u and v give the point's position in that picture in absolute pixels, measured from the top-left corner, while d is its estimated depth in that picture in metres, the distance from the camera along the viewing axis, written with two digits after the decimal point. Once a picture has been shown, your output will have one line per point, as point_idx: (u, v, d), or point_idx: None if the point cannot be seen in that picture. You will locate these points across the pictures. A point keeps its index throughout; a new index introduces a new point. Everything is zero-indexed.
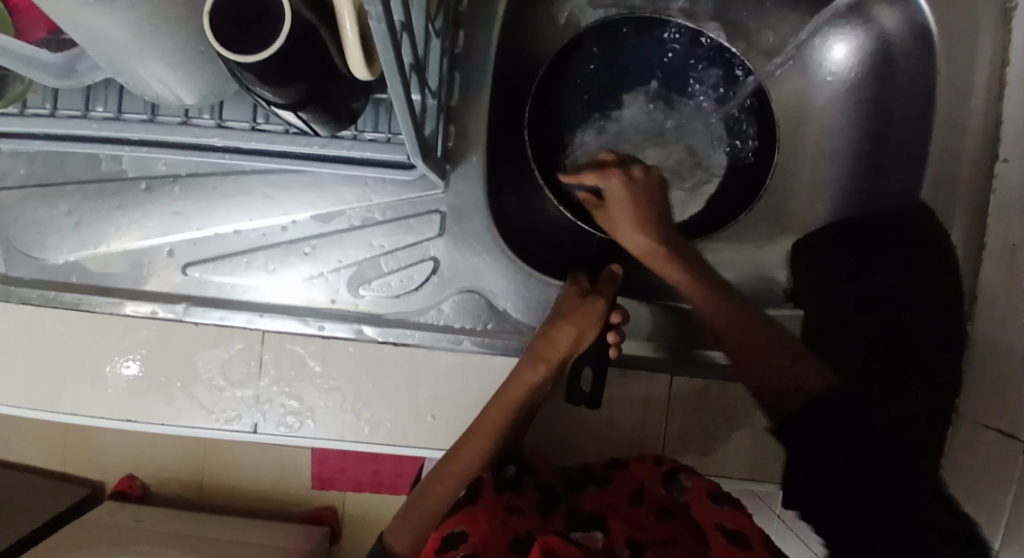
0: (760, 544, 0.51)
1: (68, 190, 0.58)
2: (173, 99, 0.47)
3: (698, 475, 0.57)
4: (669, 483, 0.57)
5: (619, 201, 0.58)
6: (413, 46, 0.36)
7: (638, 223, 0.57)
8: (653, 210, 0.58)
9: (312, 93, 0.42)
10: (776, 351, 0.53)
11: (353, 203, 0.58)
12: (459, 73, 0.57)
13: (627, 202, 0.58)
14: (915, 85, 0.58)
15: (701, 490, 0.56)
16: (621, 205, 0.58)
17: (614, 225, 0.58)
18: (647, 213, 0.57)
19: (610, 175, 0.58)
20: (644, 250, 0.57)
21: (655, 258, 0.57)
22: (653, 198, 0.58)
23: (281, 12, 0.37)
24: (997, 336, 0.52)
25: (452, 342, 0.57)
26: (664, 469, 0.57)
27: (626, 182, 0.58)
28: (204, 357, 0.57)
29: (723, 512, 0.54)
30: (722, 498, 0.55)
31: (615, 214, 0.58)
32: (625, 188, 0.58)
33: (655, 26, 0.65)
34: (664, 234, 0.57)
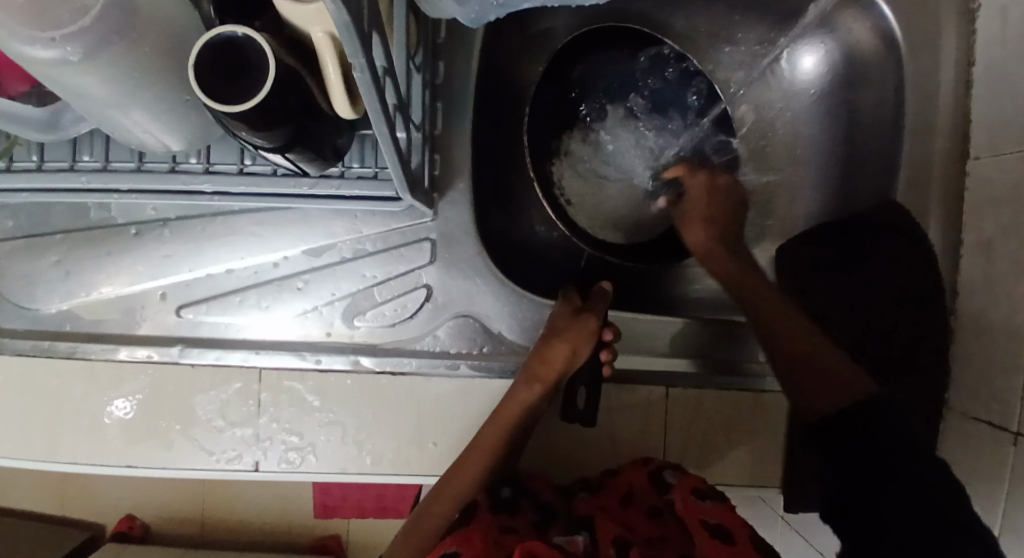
0: (746, 538, 0.49)
1: (57, 240, 0.58)
2: (160, 147, 0.48)
3: (683, 472, 0.57)
4: (656, 484, 0.56)
5: (700, 199, 0.62)
6: (397, 88, 0.37)
7: (703, 223, 0.61)
8: (728, 208, 0.62)
9: (298, 135, 0.42)
10: (802, 342, 0.53)
11: (343, 236, 0.59)
12: (441, 103, 0.57)
13: (703, 208, 0.62)
14: (883, 90, 0.59)
15: (685, 487, 0.55)
16: (701, 202, 0.62)
17: (687, 221, 0.62)
18: (717, 209, 0.62)
19: (700, 176, 0.64)
20: (708, 249, 0.60)
21: (711, 254, 0.59)
22: (730, 203, 0.62)
23: (264, 60, 0.38)
24: (979, 330, 0.53)
25: (450, 368, 0.58)
26: (652, 468, 0.57)
27: (708, 184, 0.63)
28: (202, 400, 0.57)
29: (709, 508, 0.52)
30: (707, 495, 0.54)
31: (693, 211, 0.62)
32: (707, 189, 0.63)
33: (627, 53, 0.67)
34: (724, 235, 0.60)
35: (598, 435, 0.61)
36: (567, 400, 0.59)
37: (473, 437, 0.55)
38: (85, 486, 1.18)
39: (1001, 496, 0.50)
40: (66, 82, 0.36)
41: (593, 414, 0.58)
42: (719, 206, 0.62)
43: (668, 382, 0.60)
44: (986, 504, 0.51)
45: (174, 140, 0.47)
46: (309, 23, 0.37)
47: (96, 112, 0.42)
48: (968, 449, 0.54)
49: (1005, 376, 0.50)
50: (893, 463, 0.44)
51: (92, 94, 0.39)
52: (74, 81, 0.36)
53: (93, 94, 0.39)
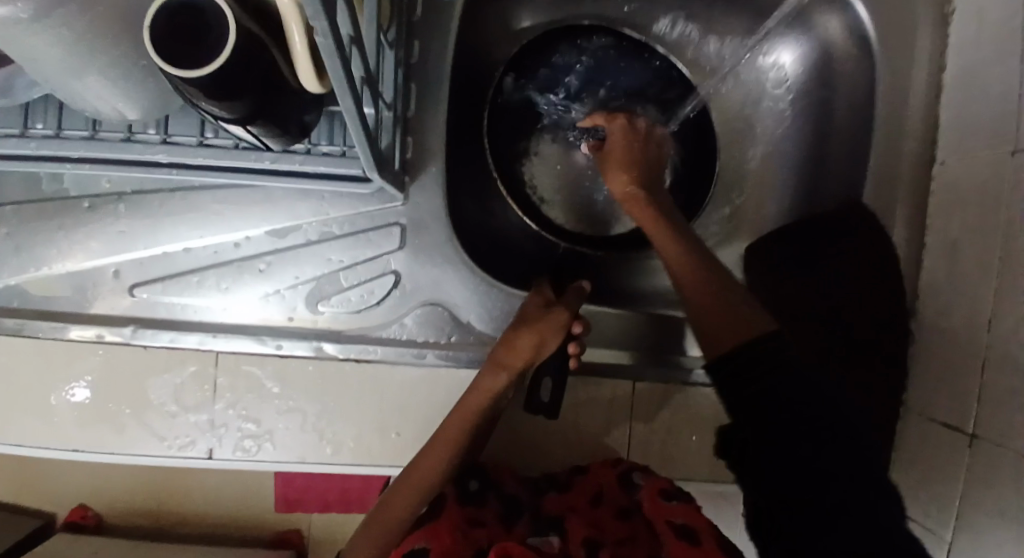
0: (710, 538, 0.51)
1: (3, 212, 0.55)
2: (115, 116, 0.45)
3: (652, 474, 0.57)
4: (625, 486, 0.56)
5: (620, 143, 0.58)
6: (364, 60, 0.36)
7: (621, 164, 0.56)
8: (648, 159, 0.57)
9: (261, 107, 0.41)
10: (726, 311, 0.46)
11: (309, 218, 0.57)
12: (415, 84, 0.56)
13: (621, 150, 0.57)
14: (856, 92, 0.60)
15: (655, 487, 0.55)
16: (622, 151, 0.57)
17: (607, 162, 0.57)
18: (639, 169, 0.56)
19: (618, 120, 0.59)
20: (630, 197, 0.55)
21: (689, 265, 0.50)
22: (648, 148, 0.58)
23: (226, 27, 0.36)
24: (940, 331, 0.54)
25: (416, 356, 0.57)
26: (620, 469, 0.57)
27: (626, 126, 0.59)
28: (155, 383, 0.55)
29: (676, 508, 0.53)
30: (674, 495, 0.54)
31: (615, 154, 0.57)
32: (624, 130, 0.59)
33: (610, 47, 0.67)
34: (649, 183, 0.56)
35: (564, 427, 0.60)
36: (534, 391, 0.58)
37: (437, 428, 0.54)
38: (35, 475, 1.13)
39: (956, 495, 0.51)
40: (7, 37, 0.34)
41: (557, 405, 0.57)
42: (636, 154, 0.57)
43: (634, 375, 0.60)
44: (941, 503, 0.52)
45: (130, 109, 0.45)
46: None
47: (49, 78, 0.40)
48: (926, 449, 0.55)
49: (962, 378, 0.51)
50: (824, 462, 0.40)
51: (41, 57, 0.37)
52: (20, 42, 0.34)
53: (43, 58, 0.36)
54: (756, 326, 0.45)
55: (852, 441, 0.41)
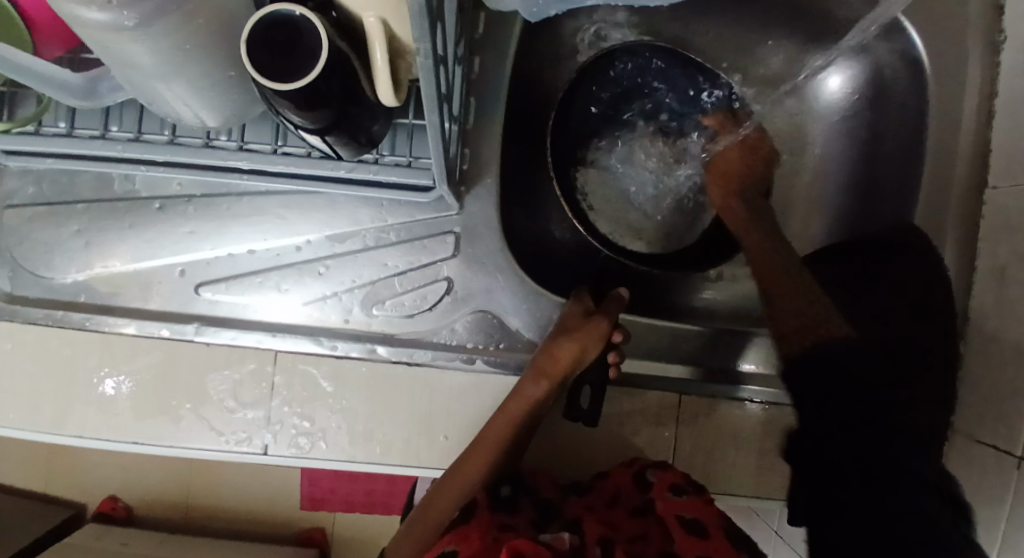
0: (716, 528, 0.55)
1: (78, 210, 0.58)
2: (196, 122, 0.48)
3: (663, 469, 0.57)
4: (637, 484, 0.57)
5: (728, 158, 0.65)
6: (447, 77, 0.37)
7: (725, 176, 0.64)
8: (755, 166, 0.64)
9: (339, 118, 0.43)
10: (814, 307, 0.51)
11: (368, 224, 0.58)
12: (475, 98, 0.58)
13: (733, 163, 0.65)
14: (907, 115, 0.61)
15: (664, 484, 0.55)
16: (733, 160, 0.65)
17: (721, 176, 0.64)
18: (744, 167, 0.64)
19: (729, 133, 0.66)
20: (724, 201, 0.63)
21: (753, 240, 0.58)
22: (757, 158, 0.65)
23: (316, 42, 0.38)
24: (989, 355, 0.54)
25: (465, 362, 0.58)
26: (634, 470, 0.57)
27: (739, 143, 0.65)
28: (215, 378, 0.56)
29: (685, 503, 0.55)
30: (684, 490, 0.55)
31: (722, 166, 0.65)
32: (738, 146, 0.65)
33: (675, 63, 0.67)
34: (753, 190, 0.63)
35: (606, 437, 0.61)
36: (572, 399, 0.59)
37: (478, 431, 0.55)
38: (72, 464, 1.16)
39: (1002, 518, 0.51)
40: (116, 48, 0.36)
41: (596, 414, 0.58)
42: (745, 167, 0.64)
43: (681, 387, 0.61)
44: (988, 525, 0.52)
45: (211, 117, 0.47)
46: (361, 6, 0.37)
47: (137, 83, 0.42)
48: (972, 471, 0.55)
49: (1012, 400, 0.51)
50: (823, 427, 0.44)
51: (140, 64, 0.39)
52: (125, 50, 0.36)
53: (141, 65, 0.38)
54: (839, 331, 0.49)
55: (886, 441, 0.42)
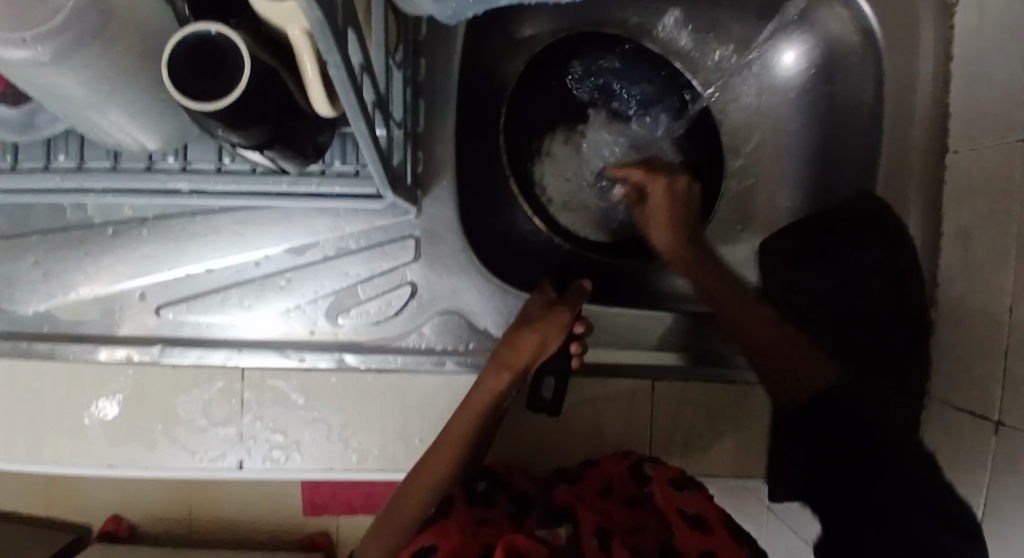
0: (720, 524, 0.52)
1: (32, 241, 0.57)
2: (136, 146, 0.47)
3: (660, 464, 0.58)
4: (633, 476, 0.57)
5: (661, 205, 0.61)
6: (375, 84, 0.37)
7: (668, 228, 0.60)
8: (688, 218, 0.61)
9: (277, 133, 0.42)
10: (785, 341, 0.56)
11: (326, 234, 0.58)
12: (423, 99, 0.57)
13: (665, 209, 0.61)
14: (862, 85, 0.60)
15: (663, 476, 0.56)
16: (663, 210, 0.61)
17: (652, 229, 0.61)
18: (679, 218, 0.60)
19: (657, 178, 0.61)
20: (676, 255, 0.60)
21: (677, 255, 0.60)
22: (687, 208, 0.61)
23: (240, 60, 0.37)
24: (958, 321, 0.54)
25: (436, 364, 0.58)
26: (631, 462, 0.58)
27: (667, 189, 0.61)
28: (185, 400, 0.56)
29: (684, 497, 0.55)
30: (683, 485, 0.56)
31: (656, 214, 0.61)
32: (666, 196, 0.61)
33: (632, 50, 0.68)
34: (693, 234, 0.60)
35: (583, 428, 0.61)
36: (534, 390, 0.59)
37: (444, 427, 0.55)
38: (69, 490, 1.17)
39: (978, 484, 0.51)
40: (36, 81, 0.36)
41: (559, 405, 0.59)
42: (681, 217, 0.60)
43: (652, 375, 0.61)
44: (964, 491, 0.53)
45: (151, 139, 0.46)
46: (286, 18, 0.36)
47: (70, 113, 0.41)
48: (947, 438, 0.55)
49: (982, 363, 0.51)
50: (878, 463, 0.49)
51: (65, 93, 0.38)
52: (47, 81, 0.36)
53: (66, 95, 0.38)
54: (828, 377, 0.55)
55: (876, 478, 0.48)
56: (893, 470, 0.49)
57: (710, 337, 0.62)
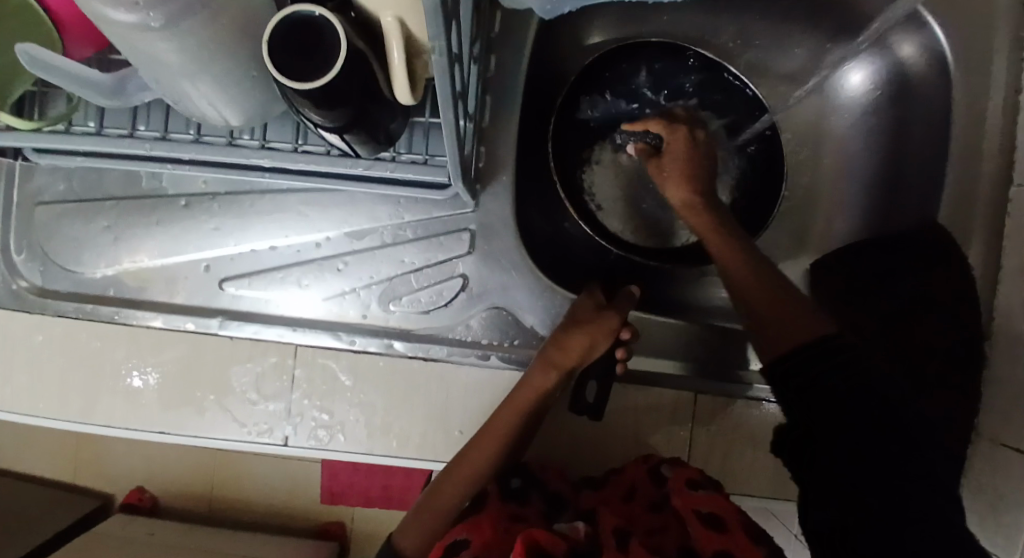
0: (737, 525, 0.51)
1: (107, 206, 0.60)
2: (219, 120, 0.49)
3: (679, 465, 0.57)
4: (655, 479, 0.57)
5: (677, 162, 0.61)
6: (463, 75, 0.38)
7: (680, 181, 0.60)
8: (705, 166, 0.61)
9: (357, 116, 0.44)
10: (795, 324, 0.50)
11: (386, 221, 0.59)
12: (491, 96, 0.58)
13: (681, 165, 0.61)
14: (931, 110, 0.60)
15: (681, 477, 0.55)
16: (677, 164, 0.61)
17: (664, 173, 0.61)
18: (695, 170, 0.61)
19: (678, 131, 0.63)
20: (688, 204, 0.59)
21: (694, 211, 0.59)
22: (711, 156, 0.62)
23: (336, 41, 0.39)
24: (1016, 356, 0.53)
25: (481, 358, 0.59)
26: (649, 464, 0.58)
27: (688, 141, 0.62)
28: (238, 371, 0.58)
29: (701, 497, 0.53)
30: (701, 484, 0.54)
31: (670, 170, 0.61)
32: (688, 146, 0.62)
33: (685, 63, 0.68)
34: (707, 192, 0.60)
35: (621, 436, 0.61)
36: (577, 392, 0.59)
37: (485, 421, 0.55)
38: (101, 456, 1.20)
39: None
40: (142, 48, 0.38)
41: (602, 408, 0.58)
42: (689, 164, 0.61)
43: (696, 388, 0.60)
44: (1011, 532, 0.52)
45: (233, 114, 0.48)
46: (381, 6, 0.38)
47: (163, 81, 0.43)
48: (998, 476, 0.54)
49: None
50: (912, 467, 0.43)
51: (165, 63, 0.40)
52: (150, 48, 0.38)
53: (163, 64, 0.40)
54: (813, 330, 0.49)
55: (909, 455, 0.43)
56: (919, 442, 0.44)
57: (750, 352, 0.62)
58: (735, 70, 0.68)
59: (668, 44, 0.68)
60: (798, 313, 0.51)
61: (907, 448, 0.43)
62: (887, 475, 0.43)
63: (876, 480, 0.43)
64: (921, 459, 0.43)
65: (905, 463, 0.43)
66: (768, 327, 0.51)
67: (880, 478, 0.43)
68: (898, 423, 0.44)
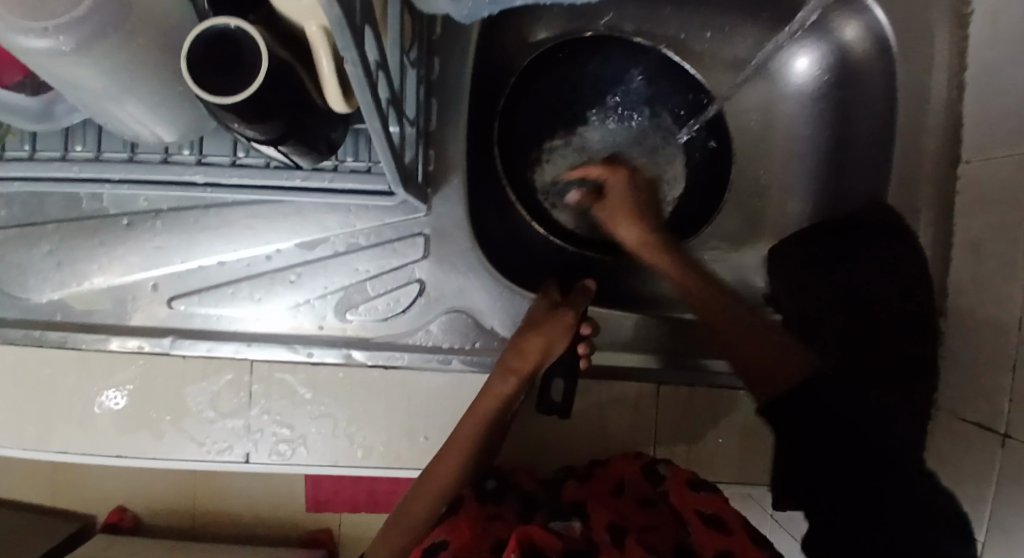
0: (739, 526, 0.50)
1: (48, 230, 0.58)
2: (152, 138, 0.48)
3: (677, 465, 0.57)
4: (649, 476, 0.56)
5: (621, 199, 0.60)
6: (389, 82, 0.38)
7: (631, 219, 0.59)
8: (650, 209, 0.60)
9: (291, 128, 0.43)
10: (762, 344, 0.57)
11: (337, 230, 0.58)
12: (436, 98, 0.57)
13: (624, 200, 0.60)
14: (876, 92, 0.60)
15: (680, 477, 0.55)
16: (621, 202, 0.60)
17: (614, 221, 0.60)
18: (640, 208, 0.60)
19: (619, 173, 0.61)
20: (642, 244, 0.59)
21: (646, 247, 0.59)
22: (649, 196, 0.61)
23: (256, 55, 0.38)
24: (968, 331, 0.54)
25: (441, 362, 0.58)
26: (643, 461, 0.58)
27: (627, 179, 0.61)
28: (193, 391, 0.57)
29: (702, 498, 0.53)
30: (700, 485, 0.55)
31: (615, 208, 0.60)
32: (626, 184, 0.61)
33: (625, 56, 0.68)
34: (655, 223, 0.59)
35: (587, 432, 0.61)
36: (542, 393, 0.59)
37: (449, 434, 0.54)
38: (80, 477, 1.18)
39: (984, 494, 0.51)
40: (56, 72, 0.37)
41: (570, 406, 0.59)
42: (637, 206, 0.60)
43: (658, 379, 0.60)
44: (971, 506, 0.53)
45: (165, 131, 0.47)
46: (303, 16, 0.37)
47: (86, 103, 0.42)
48: (956, 450, 0.55)
49: (992, 377, 0.51)
50: (881, 486, 0.54)
51: (83, 85, 0.39)
52: (63, 71, 0.36)
53: (84, 84, 0.39)
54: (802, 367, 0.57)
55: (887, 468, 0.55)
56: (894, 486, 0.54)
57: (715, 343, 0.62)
58: (679, 60, 0.68)
59: (612, 31, 0.67)
60: (763, 368, 0.57)
61: (878, 475, 0.54)
62: (868, 502, 0.54)
63: (851, 490, 0.55)
64: (888, 482, 0.54)
65: (875, 485, 0.54)
66: (731, 340, 0.57)
67: (855, 492, 0.54)
68: (874, 449, 0.55)
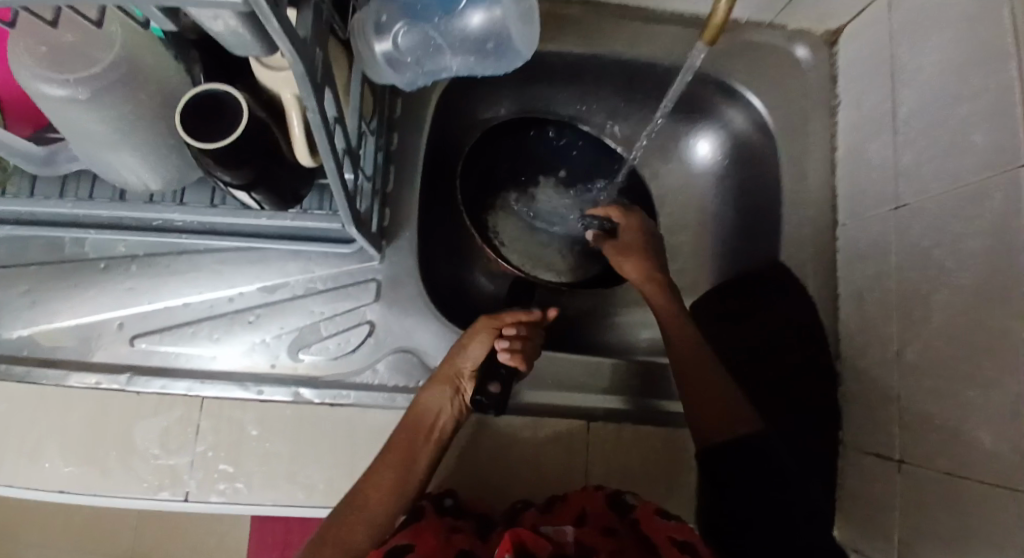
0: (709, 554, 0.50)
1: (26, 271, 0.63)
2: (140, 186, 0.55)
3: (643, 500, 0.58)
4: (615, 507, 0.56)
5: (633, 237, 0.69)
6: (346, 135, 0.46)
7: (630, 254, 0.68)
8: (656, 249, 0.69)
9: (262, 174, 0.50)
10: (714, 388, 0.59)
11: (296, 275, 0.65)
12: (394, 165, 0.67)
13: (635, 243, 0.69)
14: (766, 170, 0.71)
15: (648, 509, 0.55)
16: (632, 242, 0.69)
17: (624, 254, 0.68)
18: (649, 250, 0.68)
19: (631, 218, 0.70)
20: (643, 276, 0.66)
21: (648, 280, 0.66)
22: (653, 246, 0.69)
23: (238, 111, 0.46)
24: (860, 368, 0.61)
25: (387, 400, 0.62)
26: (608, 493, 0.58)
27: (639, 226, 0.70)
28: (142, 427, 0.59)
29: (672, 527, 0.53)
30: (669, 516, 0.55)
31: (625, 246, 0.69)
32: (637, 231, 0.69)
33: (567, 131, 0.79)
34: (658, 264, 0.67)
35: (525, 470, 0.63)
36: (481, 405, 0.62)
37: (389, 444, 0.57)
38: None
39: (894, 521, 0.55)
40: (68, 116, 0.45)
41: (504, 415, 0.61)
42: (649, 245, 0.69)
43: (590, 416, 0.65)
44: (883, 536, 0.56)
45: (153, 180, 0.55)
46: (280, 84, 0.46)
47: (88, 152, 0.50)
48: (864, 483, 0.59)
49: (884, 406, 0.57)
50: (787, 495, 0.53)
51: (87, 131, 0.47)
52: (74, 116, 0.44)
53: (92, 131, 0.47)
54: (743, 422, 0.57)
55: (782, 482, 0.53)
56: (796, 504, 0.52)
57: (642, 383, 0.66)
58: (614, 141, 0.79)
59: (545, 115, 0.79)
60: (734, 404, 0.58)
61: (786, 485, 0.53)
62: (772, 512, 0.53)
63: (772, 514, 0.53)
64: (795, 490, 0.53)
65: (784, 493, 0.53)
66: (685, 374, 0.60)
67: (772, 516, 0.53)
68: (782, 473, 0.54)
